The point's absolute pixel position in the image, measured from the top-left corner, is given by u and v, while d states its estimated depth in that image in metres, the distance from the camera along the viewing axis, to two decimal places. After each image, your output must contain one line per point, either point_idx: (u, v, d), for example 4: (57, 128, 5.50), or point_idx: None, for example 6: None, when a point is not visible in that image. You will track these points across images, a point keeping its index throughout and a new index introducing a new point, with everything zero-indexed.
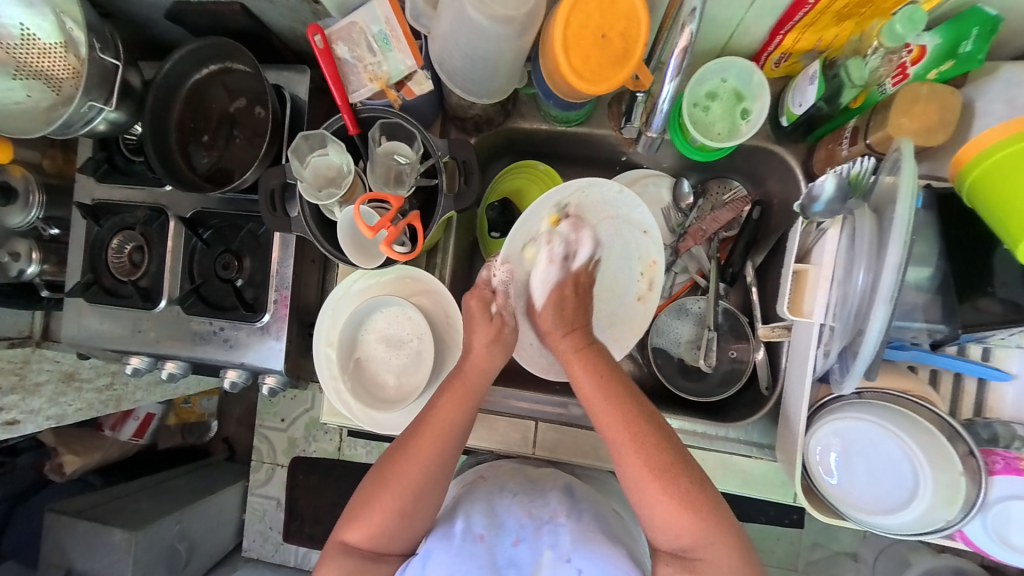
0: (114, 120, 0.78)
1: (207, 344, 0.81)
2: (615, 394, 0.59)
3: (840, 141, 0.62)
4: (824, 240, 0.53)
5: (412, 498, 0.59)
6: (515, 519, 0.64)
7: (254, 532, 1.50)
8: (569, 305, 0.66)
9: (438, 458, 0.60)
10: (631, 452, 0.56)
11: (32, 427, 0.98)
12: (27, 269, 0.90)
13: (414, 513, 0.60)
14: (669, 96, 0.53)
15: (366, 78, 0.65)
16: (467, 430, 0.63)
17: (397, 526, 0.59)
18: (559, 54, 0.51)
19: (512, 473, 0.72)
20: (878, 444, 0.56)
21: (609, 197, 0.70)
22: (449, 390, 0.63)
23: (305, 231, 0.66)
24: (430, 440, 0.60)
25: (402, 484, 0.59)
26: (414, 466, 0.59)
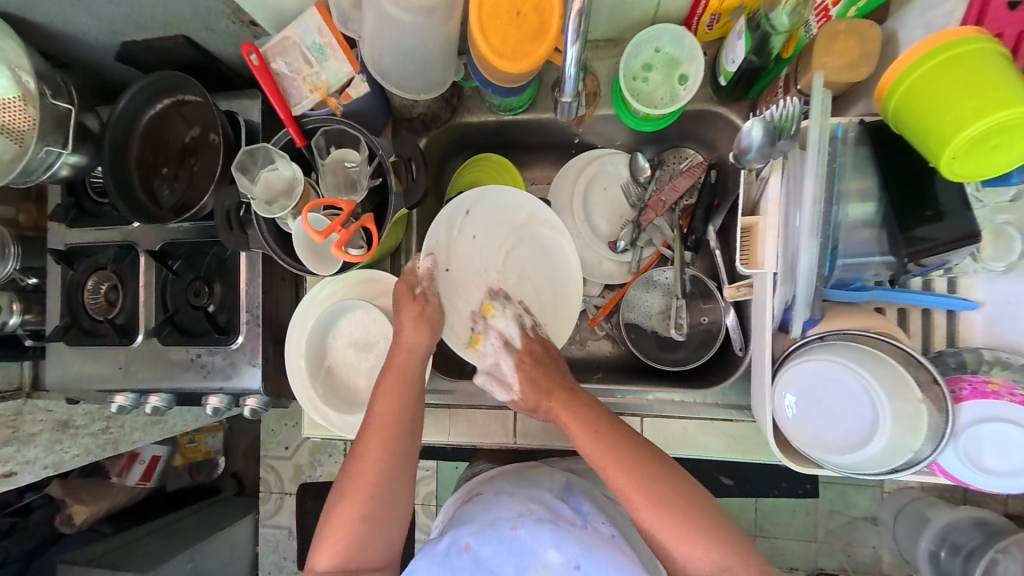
0: (75, 163, 0.80)
1: (187, 372, 0.82)
2: (604, 438, 0.57)
3: (775, 94, 0.63)
4: (767, 189, 0.53)
5: (371, 500, 0.58)
6: (508, 517, 0.60)
7: (269, 563, 1.50)
8: (539, 378, 0.64)
9: (385, 455, 0.60)
10: (609, 461, 0.56)
11: (31, 476, 1.00)
12: (9, 320, 0.92)
13: (377, 516, 0.59)
14: (574, 61, 0.50)
15: (306, 89, 0.67)
16: (414, 418, 0.62)
17: (363, 534, 0.58)
18: (478, 35, 0.51)
19: (503, 479, 0.69)
20: (840, 383, 0.53)
21: (510, 200, 0.72)
22: (383, 383, 0.62)
23: (263, 246, 0.66)
24: (375, 437, 0.60)
25: (357, 490, 0.59)
26: (365, 468, 0.59)
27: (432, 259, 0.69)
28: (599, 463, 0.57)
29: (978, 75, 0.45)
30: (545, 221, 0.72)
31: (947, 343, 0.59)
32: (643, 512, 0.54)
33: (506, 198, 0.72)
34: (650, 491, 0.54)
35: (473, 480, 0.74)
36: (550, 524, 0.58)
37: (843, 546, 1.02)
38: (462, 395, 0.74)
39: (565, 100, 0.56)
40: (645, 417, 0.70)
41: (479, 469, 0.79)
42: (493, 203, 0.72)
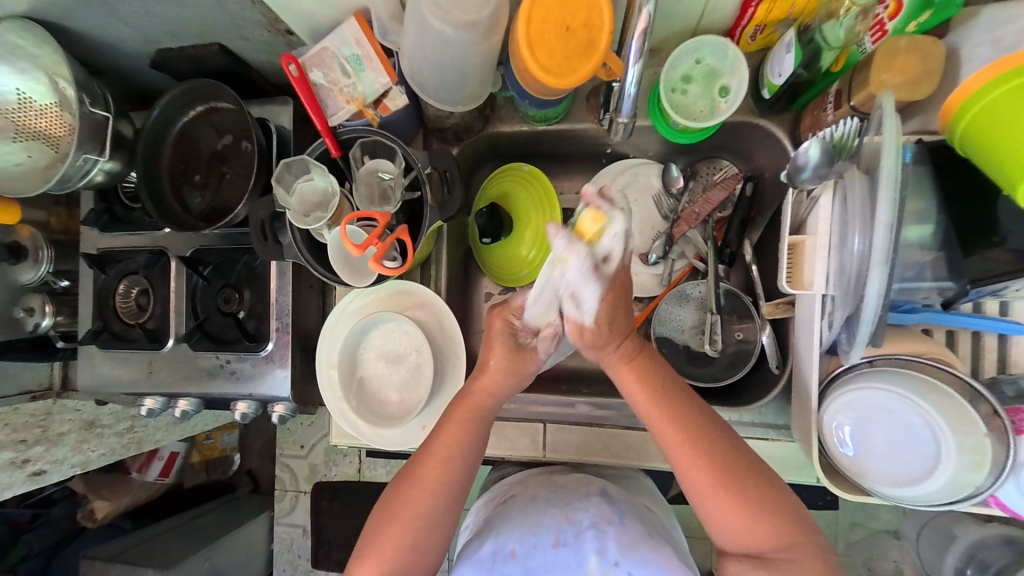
0: (110, 170, 0.80)
1: (216, 378, 0.82)
2: (652, 384, 0.58)
3: (824, 106, 0.60)
4: (817, 209, 0.52)
5: (422, 530, 0.59)
6: (552, 524, 0.60)
7: (284, 562, 1.49)
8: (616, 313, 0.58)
9: (442, 483, 0.60)
10: (648, 400, 0.58)
11: (59, 475, 1.01)
12: (42, 322, 0.94)
13: (422, 543, 0.59)
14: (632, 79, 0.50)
15: (342, 100, 0.67)
16: (475, 453, 0.62)
17: (409, 561, 0.58)
18: (526, 52, 0.51)
19: (541, 484, 0.68)
20: (897, 414, 0.54)
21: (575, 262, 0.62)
22: (452, 413, 0.62)
23: (297, 257, 0.66)
24: (434, 465, 0.60)
25: (408, 516, 0.59)
26: (420, 496, 0.59)
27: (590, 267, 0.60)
28: (657, 430, 0.57)
29: None
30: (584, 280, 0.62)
31: (999, 369, 0.57)
32: (695, 482, 0.55)
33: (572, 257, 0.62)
34: (711, 471, 0.54)
35: (501, 485, 0.74)
36: (594, 531, 0.58)
37: (863, 559, 0.98)
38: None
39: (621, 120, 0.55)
40: None
41: (507, 472, 0.79)
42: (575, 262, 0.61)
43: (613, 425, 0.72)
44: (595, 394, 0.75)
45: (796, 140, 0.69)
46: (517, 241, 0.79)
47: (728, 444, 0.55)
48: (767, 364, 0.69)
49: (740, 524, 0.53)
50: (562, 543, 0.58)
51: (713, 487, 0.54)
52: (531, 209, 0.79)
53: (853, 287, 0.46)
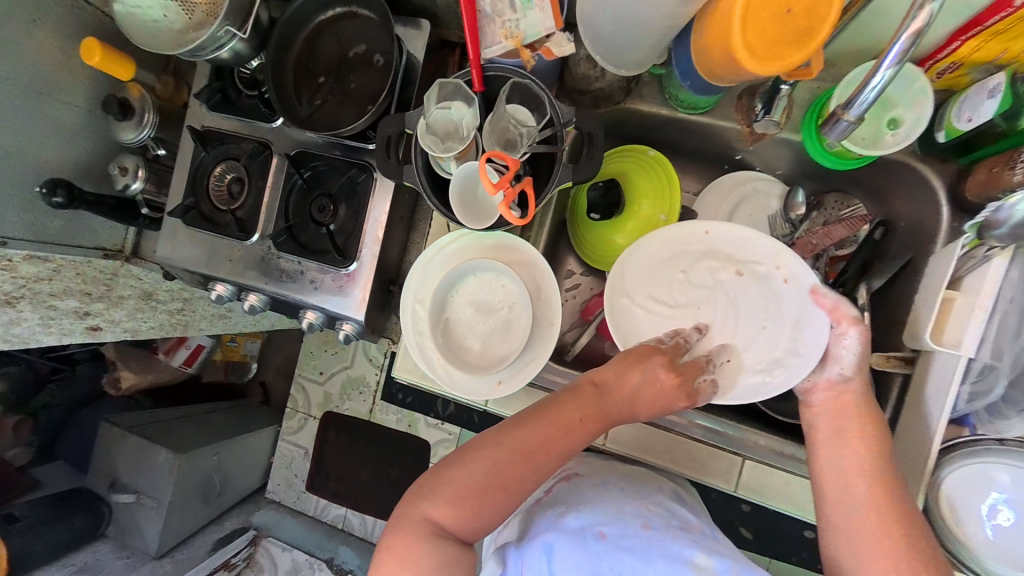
0: (239, 50, 0.79)
1: (292, 283, 0.83)
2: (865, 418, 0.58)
3: (1012, 165, 0.55)
4: (987, 269, 0.50)
5: (517, 499, 0.57)
6: (634, 512, 0.58)
7: (280, 477, 1.50)
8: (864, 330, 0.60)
9: (547, 451, 0.57)
10: (854, 438, 0.57)
11: (112, 336, 1.08)
12: (132, 185, 0.92)
13: (505, 503, 0.56)
14: (881, 84, 0.48)
15: (500, 33, 0.63)
16: (587, 440, 0.60)
17: (487, 512, 0.56)
18: (734, 24, 0.47)
19: (607, 471, 0.68)
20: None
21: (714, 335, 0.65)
22: (581, 397, 0.60)
23: (415, 183, 0.65)
24: (544, 434, 0.58)
25: (499, 471, 0.56)
26: (519, 457, 0.57)
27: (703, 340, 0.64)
28: (839, 461, 0.57)
29: None
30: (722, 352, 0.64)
31: None
32: (849, 466, 0.56)
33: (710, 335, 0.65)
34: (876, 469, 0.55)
35: None
36: (684, 532, 0.57)
37: None
38: (555, 380, 0.73)
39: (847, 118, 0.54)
40: (747, 459, 0.69)
41: None
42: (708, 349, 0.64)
43: (679, 433, 0.70)
44: None
45: (953, 195, 0.64)
46: (620, 226, 0.78)
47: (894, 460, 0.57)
48: None
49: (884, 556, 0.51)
50: (651, 527, 0.56)
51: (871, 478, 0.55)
52: (646, 195, 0.76)
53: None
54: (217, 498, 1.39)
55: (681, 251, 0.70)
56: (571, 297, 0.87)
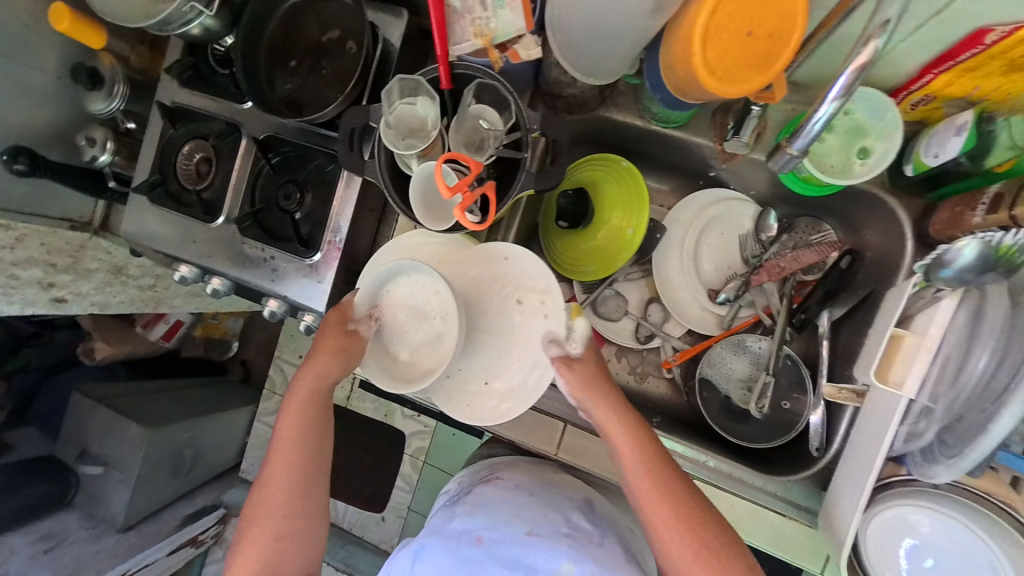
0: (209, 26, 0.77)
1: (255, 269, 0.82)
2: (620, 416, 0.61)
3: (974, 206, 0.55)
4: (933, 309, 0.49)
5: (287, 513, 0.67)
6: (526, 520, 0.61)
7: (255, 457, 1.53)
8: (580, 368, 0.64)
9: (292, 453, 0.68)
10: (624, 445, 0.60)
11: (77, 309, 1.05)
12: (100, 157, 0.91)
13: (289, 527, 0.67)
14: (824, 117, 0.45)
15: (471, 31, 0.61)
16: (314, 438, 0.70)
17: (276, 548, 0.66)
18: (698, 45, 0.45)
19: (531, 476, 0.70)
20: (953, 541, 0.55)
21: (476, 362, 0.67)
22: (287, 409, 0.70)
23: (377, 178, 0.64)
24: (280, 459, 0.68)
25: (271, 510, 0.67)
26: (275, 488, 0.67)
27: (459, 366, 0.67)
28: (633, 474, 0.59)
29: None
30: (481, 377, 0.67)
31: None
32: (641, 489, 0.58)
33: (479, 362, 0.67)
34: (661, 490, 0.57)
35: (489, 462, 0.77)
36: (567, 539, 0.60)
37: None
38: None
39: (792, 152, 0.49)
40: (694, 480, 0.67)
41: (495, 451, 0.83)
42: (462, 384, 0.67)
43: None
44: None
45: (917, 231, 0.63)
46: (590, 235, 0.77)
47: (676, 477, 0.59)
48: (807, 444, 0.67)
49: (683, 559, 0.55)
50: (535, 535, 0.59)
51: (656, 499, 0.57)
52: (619, 206, 0.75)
53: (974, 418, 0.44)
54: (188, 473, 1.39)
55: (494, 280, 0.68)
56: None
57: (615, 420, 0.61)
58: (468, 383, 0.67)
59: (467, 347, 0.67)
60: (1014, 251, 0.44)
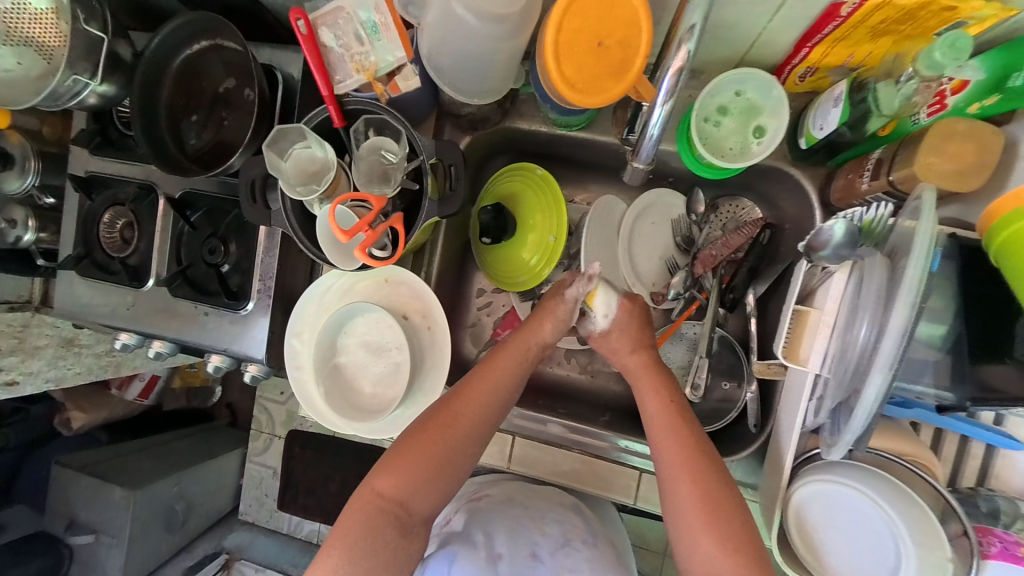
0: (105, 93, 0.76)
1: (192, 327, 0.82)
2: (657, 381, 0.62)
3: (862, 172, 0.55)
4: (829, 283, 0.50)
5: (447, 448, 0.57)
6: (532, 537, 0.64)
7: (251, 497, 1.47)
8: (633, 324, 0.67)
9: (498, 395, 0.61)
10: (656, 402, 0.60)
11: (32, 388, 1.01)
12: (24, 236, 0.90)
13: (438, 485, 0.57)
14: (658, 121, 0.45)
15: (352, 67, 0.61)
16: (517, 386, 0.64)
17: (433, 474, 0.56)
18: (551, 58, 0.45)
19: (515, 491, 0.72)
20: (857, 515, 0.50)
21: (370, 381, 0.68)
22: (503, 348, 0.65)
23: (285, 227, 0.64)
24: (480, 386, 0.61)
25: (447, 433, 0.58)
26: (464, 413, 0.59)
27: (358, 385, 0.68)
28: (663, 445, 0.56)
29: None
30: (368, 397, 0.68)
31: (978, 481, 0.55)
32: (671, 458, 0.55)
33: (368, 382, 0.68)
34: (695, 472, 0.53)
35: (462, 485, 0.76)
36: (567, 547, 0.64)
37: None
38: None
39: (636, 164, 0.51)
40: (644, 473, 0.70)
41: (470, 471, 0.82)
42: (356, 402, 0.68)
43: (579, 452, 0.72)
44: (569, 416, 0.76)
45: (824, 199, 0.64)
46: (519, 244, 0.77)
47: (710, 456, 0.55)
48: (746, 422, 0.69)
49: (701, 537, 0.50)
50: (538, 557, 0.62)
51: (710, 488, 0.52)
52: (539, 210, 0.76)
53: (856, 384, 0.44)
54: (182, 526, 1.37)
55: (396, 304, 0.70)
56: (483, 314, 0.85)
57: (642, 365, 0.64)
58: (363, 403, 0.68)
59: (370, 373, 0.68)
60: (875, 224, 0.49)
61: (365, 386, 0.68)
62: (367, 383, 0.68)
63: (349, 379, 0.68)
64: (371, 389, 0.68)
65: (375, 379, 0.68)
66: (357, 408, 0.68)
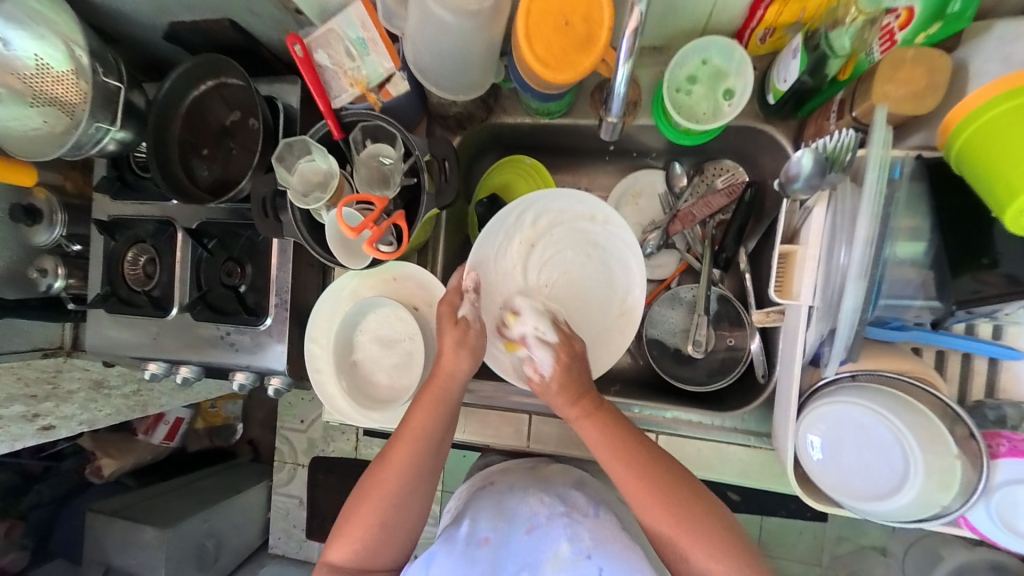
0: (122, 139, 0.82)
1: (215, 348, 0.86)
2: (604, 420, 0.57)
3: (827, 115, 0.58)
4: (809, 218, 0.53)
5: (391, 508, 0.59)
6: (524, 514, 0.61)
7: (279, 530, 1.49)
8: (575, 369, 0.59)
9: (426, 441, 0.60)
10: (615, 459, 0.56)
11: (67, 432, 1.04)
12: (54, 284, 0.96)
13: (393, 536, 0.59)
14: (623, 78, 0.48)
15: (345, 82, 0.67)
16: (443, 436, 0.62)
17: (378, 540, 0.59)
18: (524, 45, 0.50)
19: (521, 474, 0.69)
20: (863, 429, 0.52)
21: (387, 374, 0.71)
22: (419, 399, 0.62)
23: (296, 236, 0.68)
24: (403, 449, 0.60)
25: (378, 496, 0.59)
26: (390, 476, 0.59)
27: (376, 379, 0.72)
28: (603, 458, 0.57)
29: (1004, 147, 0.43)
30: (387, 390, 0.71)
31: (986, 394, 0.57)
32: (628, 486, 0.55)
33: (384, 376, 0.72)
34: (647, 486, 0.55)
35: (480, 473, 0.75)
36: (563, 519, 0.60)
37: None
38: (489, 397, 0.76)
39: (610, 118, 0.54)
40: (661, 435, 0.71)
41: (490, 459, 0.82)
42: (376, 396, 0.71)
43: None
44: None
45: (799, 149, 0.67)
46: None
47: (658, 458, 0.57)
48: (754, 373, 0.71)
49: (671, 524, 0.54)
50: (534, 530, 0.59)
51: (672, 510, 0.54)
52: None
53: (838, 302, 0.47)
54: (214, 564, 1.35)
55: (402, 298, 0.73)
56: None
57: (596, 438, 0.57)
58: (382, 397, 0.71)
59: (385, 368, 0.72)
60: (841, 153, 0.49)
61: (383, 383, 0.71)
62: (384, 377, 0.72)
63: (367, 374, 0.72)
64: (388, 381, 0.71)
65: (390, 372, 0.71)
66: (378, 402, 0.71)
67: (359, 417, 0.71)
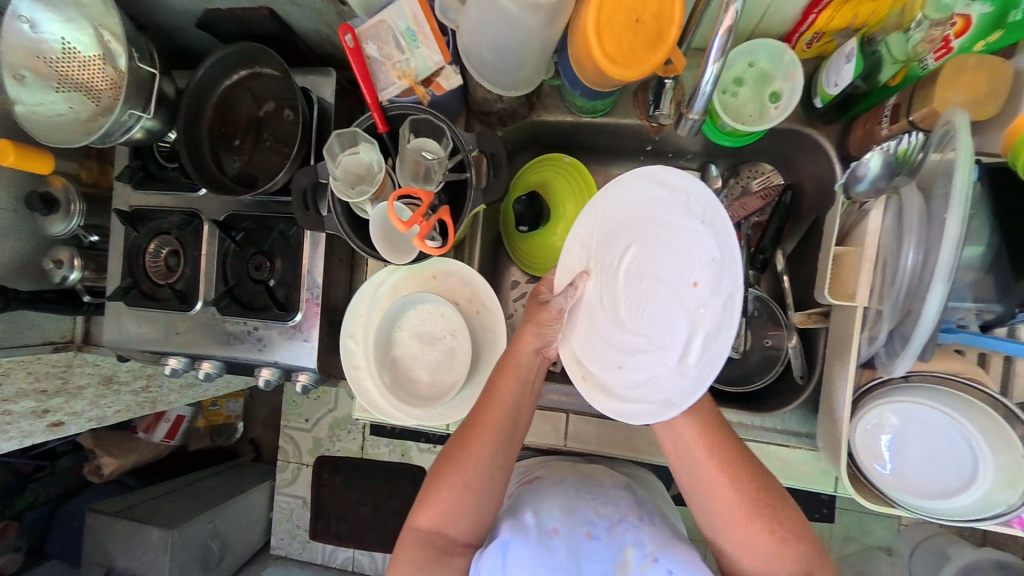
0: (150, 128, 0.79)
1: (241, 343, 0.84)
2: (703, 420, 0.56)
3: (879, 119, 0.60)
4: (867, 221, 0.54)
5: (477, 471, 0.58)
6: (585, 517, 0.61)
7: (282, 530, 1.43)
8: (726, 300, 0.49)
9: (513, 405, 0.60)
10: (692, 438, 0.56)
11: (76, 429, 1.02)
12: (70, 275, 0.92)
13: (480, 501, 0.58)
14: (711, 79, 0.51)
15: (393, 75, 0.66)
16: (526, 407, 0.61)
17: (464, 504, 0.58)
18: (612, 67, 0.51)
19: (567, 470, 0.70)
20: (930, 425, 0.58)
21: (429, 371, 0.71)
22: (502, 368, 0.62)
23: (337, 230, 0.67)
24: (492, 413, 0.59)
25: (467, 461, 0.58)
26: (479, 439, 0.59)
27: (417, 376, 0.71)
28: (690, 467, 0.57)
29: None
30: (427, 389, 0.70)
31: None
32: (695, 480, 0.56)
33: (425, 374, 0.71)
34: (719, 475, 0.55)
35: (518, 466, 0.76)
36: (627, 526, 0.60)
37: None
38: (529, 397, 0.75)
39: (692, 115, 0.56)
40: None
41: (519, 455, 0.82)
42: (417, 394, 0.70)
43: (633, 420, 0.74)
44: None
45: (842, 152, 0.68)
46: (553, 230, 0.80)
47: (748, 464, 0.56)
48: (792, 374, 0.72)
49: (731, 520, 0.55)
50: (595, 537, 0.59)
51: (747, 511, 0.54)
52: (569, 198, 0.79)
53: (913, 300, 0.46)
54: (218, 565, 1.32)
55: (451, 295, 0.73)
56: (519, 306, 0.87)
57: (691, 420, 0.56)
58: (424, 395, 0.70)
59: (427, 365, 0.71)
60: (909, 153, 0.53)
61: (424, 379, 0.71)
62: (426, 374, 0.71)
63: (408, 371, 0.71)
64: (430, 379, 0.71)
65: (432, 369, 0.71)
66: (420, 400, 0.69)
67: (398, 414, 0.69)
